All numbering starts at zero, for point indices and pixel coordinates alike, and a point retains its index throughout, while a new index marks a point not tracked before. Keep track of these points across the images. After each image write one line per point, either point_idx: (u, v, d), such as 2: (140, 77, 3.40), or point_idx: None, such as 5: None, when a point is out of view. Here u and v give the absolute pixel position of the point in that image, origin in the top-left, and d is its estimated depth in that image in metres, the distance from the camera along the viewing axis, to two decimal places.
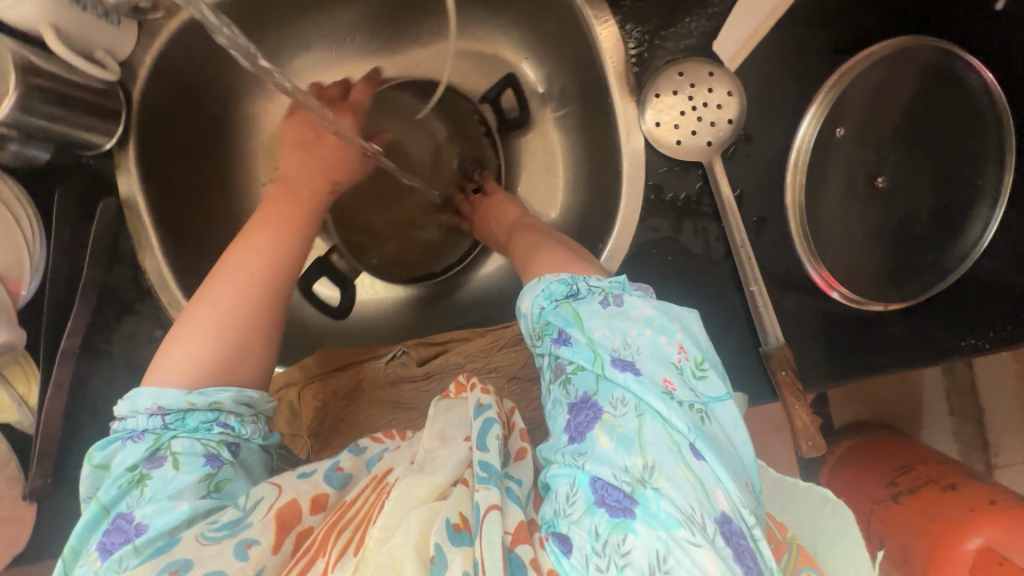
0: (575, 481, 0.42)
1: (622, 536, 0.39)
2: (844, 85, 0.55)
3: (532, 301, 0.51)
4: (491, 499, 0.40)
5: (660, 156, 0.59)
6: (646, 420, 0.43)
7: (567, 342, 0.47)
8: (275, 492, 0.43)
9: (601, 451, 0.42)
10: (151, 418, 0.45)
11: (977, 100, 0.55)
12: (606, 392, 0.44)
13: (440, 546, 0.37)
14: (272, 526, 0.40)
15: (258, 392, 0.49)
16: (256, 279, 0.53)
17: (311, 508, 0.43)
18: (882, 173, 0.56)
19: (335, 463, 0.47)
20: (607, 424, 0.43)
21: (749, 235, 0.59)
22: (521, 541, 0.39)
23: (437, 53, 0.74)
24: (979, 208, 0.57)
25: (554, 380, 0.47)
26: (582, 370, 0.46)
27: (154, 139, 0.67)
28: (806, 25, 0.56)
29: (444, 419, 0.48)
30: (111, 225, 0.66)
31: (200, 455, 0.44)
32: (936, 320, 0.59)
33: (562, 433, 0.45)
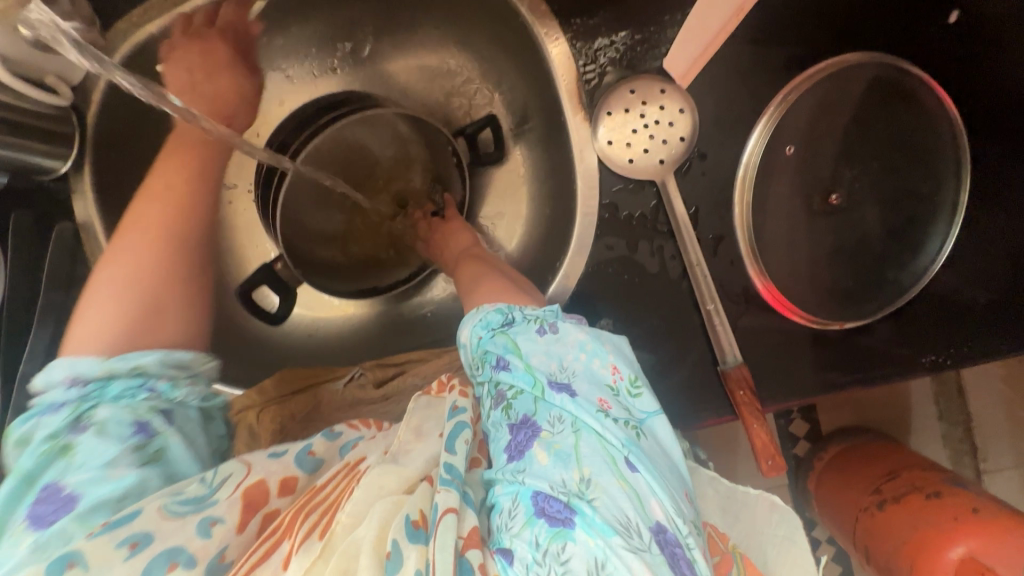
0: (516, 496, 0.38)
1: (563, 545, 0.36)
2: (793, 102, 0.54)
3: (474, 331, 0.48)
4: (448, 503, 0.38)
5: (615, 175, 0.59)
6: (583, 436, 0.40)
7: (507, 366, 0.44)
8: (243, 470, 0.42)
9: (539, 466, 0.39)
10: (69, 390, 0.41)
11: (930, 116, 0.54)
12: (545, 409, 0.42)
13: (398, 541, 0.36)
14: (238, 504, 0.39)
15: (190, 353, 0.47)
16: (147, 245, 0.48)
17: (279, 491, 0.42)
18: (835, 190, 0.56)
19: (308, 447, 0.46)
20: (546, 439, 0.40)
21: (705, 253, 0.58)
22: (472, 546, 0.36)
23: (398, 70, 0.74)
24: (936, 224, 0.56)
25: (492, 407, 0.44)
26: (521, 392, 0.43)
27: (110, 162, 0.67)
28: (760, 40, 0.55)
29: (422, 413, 0.47)
30: (67, 250, 0.65)
31: (126, 423, 0.41)
32: (897, 338, 0.58)
33: (500, 455, 0.41)
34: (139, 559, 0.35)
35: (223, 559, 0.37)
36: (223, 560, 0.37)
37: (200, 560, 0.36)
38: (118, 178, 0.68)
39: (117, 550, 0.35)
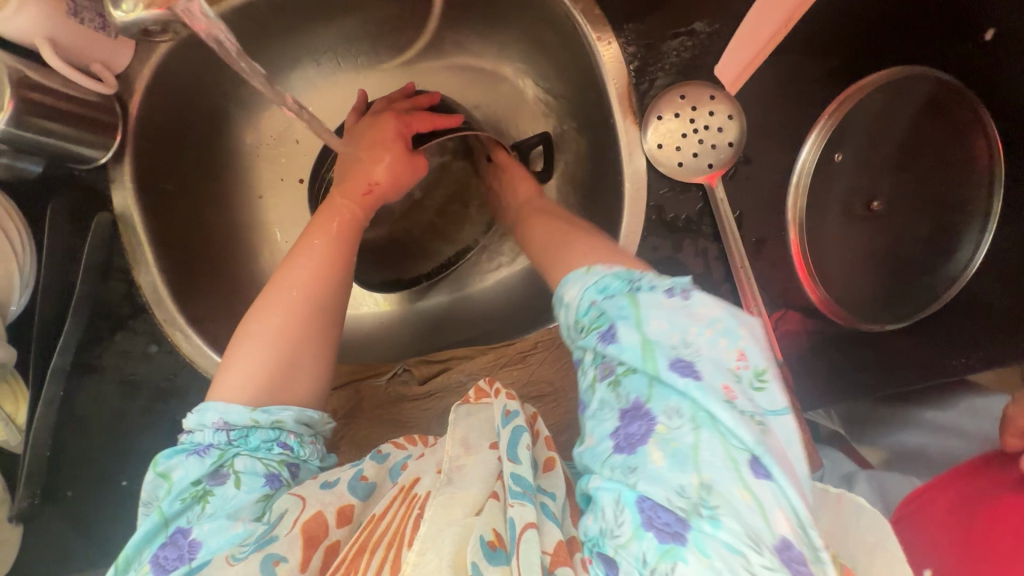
0: (621, 499, 0.36)
1: (672, 565, 0.33)
2: (843, 113, 0.57)
3: (583, 288, 0.45)
4: (526, 517, 0.37)
5: (662, 177, 0.60)
6: (703, 432, 0.36)
7: (618, 340, 0.40)
8: (297, 505, 0.40)
9: (651, 468, 0.36)
10: (217, 433, 0.44)
11: (966, 125, 0.57)
12: (661, 399, 0.38)
13: (477, 563, 0.34)
14: (299, 541, 0.38)
15: (318, 413, 0.49)
16: (319, 265, 0.53)
17: (336, 521, 0.40)
18: (878, 197, 0.58)
19: (358, 471, 0.44)
20: (661, 436, 0.37)
21: (748, 255, 0.60)
22: (562, 562, 0.36)
23: (437, 69, 0.75)
24: (970, 230, 0.59)
25: (600, 380, 0.42)
26: (633, 373, 0.39)
27: (151, 153, 0.66)
28: (808, 51, 0.57)
29: (466, 424, 0.44)
30: (105, 241, 0.64)
31: (259, 475, 0.43)
32: (930, 342, 0.60)
33: (607, 441, 0.39)
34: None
35: None
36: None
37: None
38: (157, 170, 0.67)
39: None
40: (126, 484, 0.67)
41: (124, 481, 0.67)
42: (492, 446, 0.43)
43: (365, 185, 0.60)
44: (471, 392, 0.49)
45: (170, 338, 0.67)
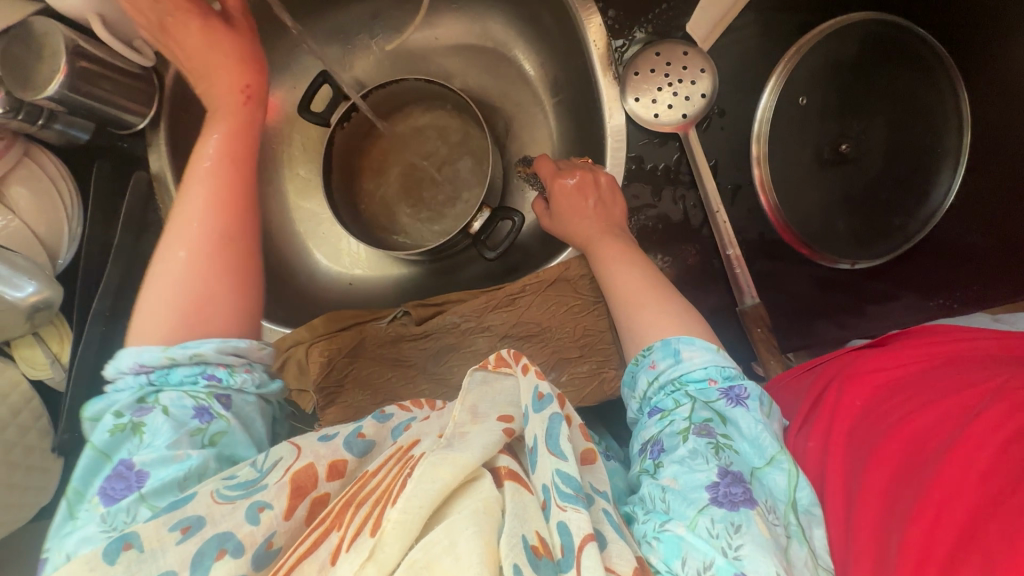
0: (711, 564, 0.35)
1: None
2: (801, 59, 0.60)
3: (708, 358, 0.48)
4: (584, 527, 0.35)
5: (641, 130, 0.64)
6: (794, 540, 0.39)
7: (745, 409, 0.44)
8: (292, 453, 0.41)
9: (758, 533, 0.36)
10: (136, 377, 0.44)
11: (933, 71, 0.59)
12: (763, 483, 0.41)
13: (520, 567, 0.32)
14: (285, 490, 0.38)
15: (245, 342, 0.48)
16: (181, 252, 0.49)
17: (328, 475, 0.40)
18: (846, 140, 0.61)
19: (357, 429, 0.44)
20: (764, 516, 0.38)
21: (725, 202, 0.63)
22: None
23: (439, 48, 0.81)
24: (943, 169, 0.61)
25: (693, 432, 0.44)
26: (738, 450, 0.42)
27: (183, 122, 0.74)
28: (774, 9, 0.61)
29: (478, 391, 0.43)
30: (141, 199, 0.72)
31: (188, 408, 0.44)
32: (903, 282, 0.63)
33: (700, 492, 0.39)
34: (193, 543, 0.34)
35: (270, 547, 0.36)
36: (272, 547, 0.36)
37: (249, 547, 0.35)
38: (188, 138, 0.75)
39: (170, 533, 0.34)
40: None
41: None
42: (499, 419, 0.42)
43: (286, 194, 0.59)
44: (490, 358, 0.46)
45: None
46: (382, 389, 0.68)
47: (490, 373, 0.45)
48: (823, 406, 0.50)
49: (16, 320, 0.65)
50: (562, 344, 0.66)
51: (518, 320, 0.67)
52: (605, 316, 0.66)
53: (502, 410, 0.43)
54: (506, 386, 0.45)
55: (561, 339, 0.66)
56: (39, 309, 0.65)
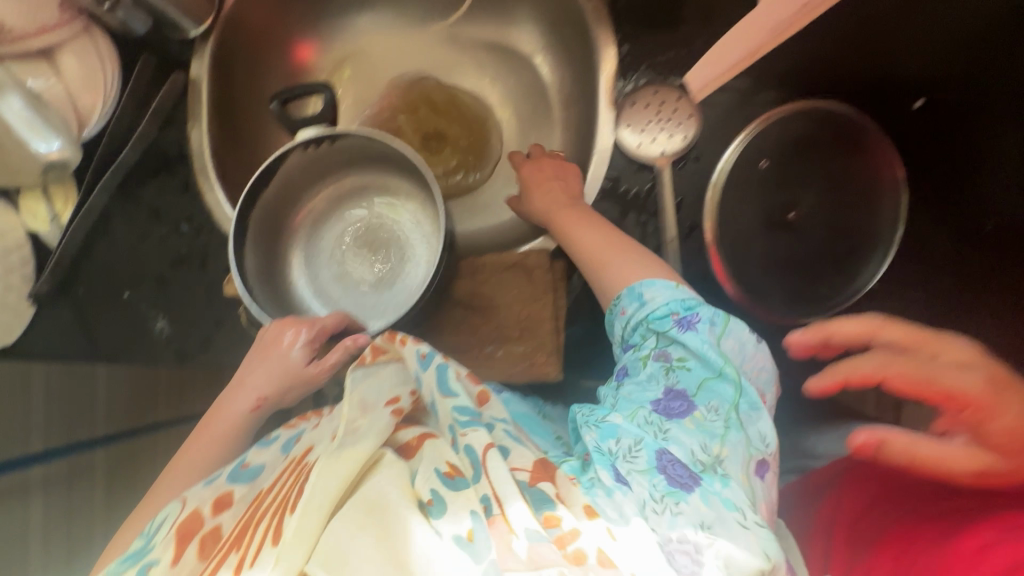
0: (642, 441, 0.51)
1: (677, 501, 0.47)
2: (765, 129, 0.69)
3: (669, 294, 0.59)
4: (483, 442, 0.47)
5: (625, 155, 0.72)
6: (730, 429, 0.52)
7: (694, 332, 0.56)
8: (179, 508, 0.50)
9: (681, 425, 0.53)
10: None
11: (881, 165, 0.68)
12: (706, 391, 0.54)
13: (436, 491, 0.44)
14: (174, 538, 0.46)
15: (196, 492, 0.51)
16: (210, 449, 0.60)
17: (213, 511, 0.48)
18: (795, 208, 0.69)
19: (242, 462, 0.54)
20: (699, 419, 0.53)
21: (678, 236, 0.70)
22: (542, 478, 0.45)
23: (475, 40, 0.89)
24: (874, 254, 0.68)
25: (653, 356, 0.57)
26: (688, 368, 0.56)
27: (230, 41, 0.80)
28: (763, 82, 0.69)
29: (363, 384, 0.52)
30: (174, 97, 0.79)
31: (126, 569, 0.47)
32: (815, 344, 0.69)
33: (645, 403, 0.55)
34: None
35: None
36: None
37: None
38: (232, 56, 0.81)
39: None
40: (128, 297, 0.79)
41: (127, 294, 0.79)
42: (387, 405, 0.51)
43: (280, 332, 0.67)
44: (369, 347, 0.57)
45: (199, 187, 0.79)
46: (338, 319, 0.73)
47: (369, 366, 0.54)
48: (824, 505, 0.66)
49: (33, 171, 0.72)
50: (504, 322, 0.73)
51: (475, 291, 0.73)
52: (549, 307, 0.72)
53: (387, 395, 0.52)
54: (387, 372, 0.55)
55: (505, 318, 0.72)
56: (54, 167, 0.73)
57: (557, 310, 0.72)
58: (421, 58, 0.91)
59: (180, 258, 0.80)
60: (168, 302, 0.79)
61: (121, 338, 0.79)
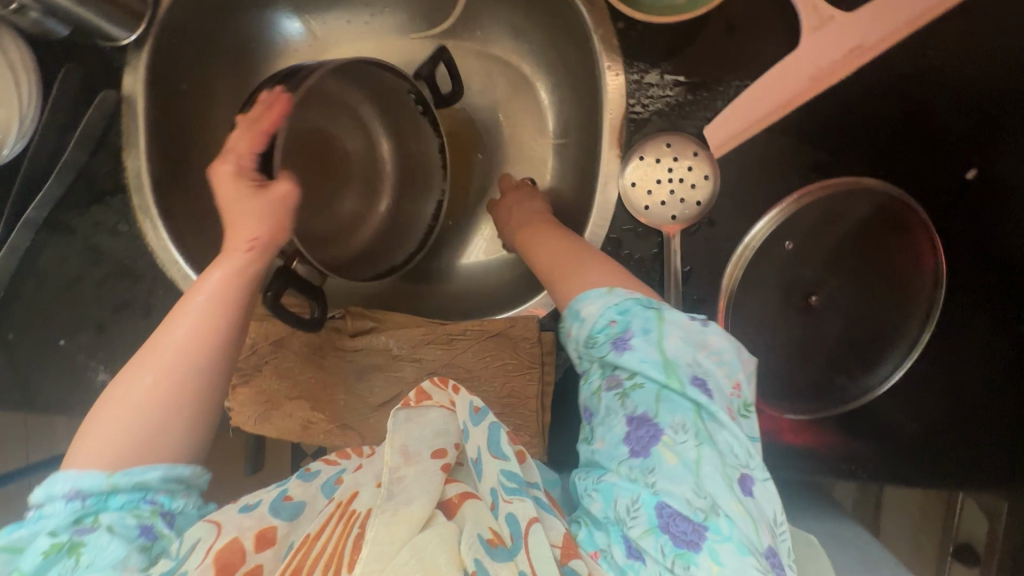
0: (637, 499, 0.43)
1: (685, 565, 0.41)
2: (807, 202, 0.59)
3: (603, 303, 0.50)
4: (528, 513, 0.43)
5: (627, 215, 0.62)
6: (703, 448, 0.44)
7: (631, 350, 0.47)
8: (213, 532, 0.42)
9: (667, 466, 0.43)
10: (69, 502, 0.42)
11: (921, 251, 0.60)
12: (669, 404, 0.45)
13: (479, 560, 0.40)
14: (211, 569, 0.39)
15: (191, 468, 0.46)
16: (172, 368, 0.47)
17: (256, 546, 0.41)
18: (817, 293, 0.60)
19: (284, 492, 0.46)
20: (670, 446, 0.44)
21: (683, 309, 0.61)
22: (573, 557, 0.42)
23: (464, 47, 0.77)
24: (895, 351, 0.62)
25: (607, 390, 0.48)
26: (642, 386, 0.47)
27: (172, 48, 0.68)
28: (793, 138, 0.59)
29: (403, 430, 0.45)
30: (104, 120, 0.67)
31: (131, 528, 0.42)
32: (825, 437, 0.62)
33: (619, 445, 0.46)
34: None
35: None
36: None
37: None
38: (174, 65, 0.69)
39: None
40: (63, 344, 0.70)
41: (62, 341, 0.70)
42: (432, 456, 0.45)
43: (245, 241, 0.53)
44: (411, 394, 0.47)
45: (139, 225, 0.69)
46: (299, 384, 0.66)
47: (412, 411, 0.46)
48: None
49: None
50: (485, 396, 0.65)
51: (452, 360, 0.65)
52: (535, 383, 0.64)
53: (432, 444, 0.46)
54: (431, 417, 0.47)
55: (486, 391, 0.65)
56: None
57: (544, 385, 0.65)
58: (398, 66, 0.78)
59: (122, 303, 0.70)
60: (109, 351, 0.70)
61: (58, 389, 0.71)
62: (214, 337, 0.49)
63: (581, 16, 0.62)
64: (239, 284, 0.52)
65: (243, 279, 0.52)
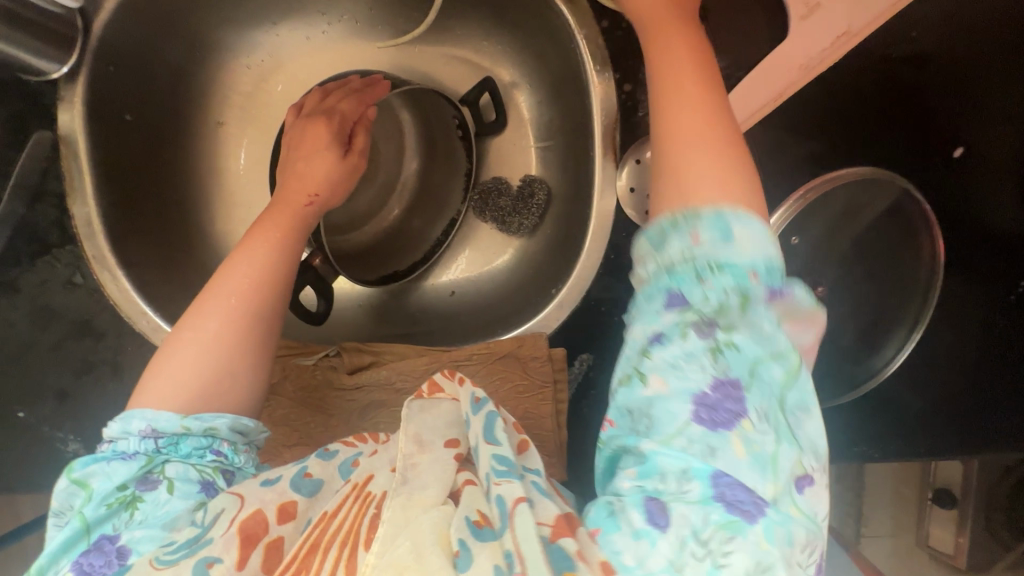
0: (688, 469, 0.34)
1: (730, 537, 0.33)
2: (815, 198, 0.59)
3: (762, 244, 0.37)
4: (515, 494, 0.38)
5: (628, 222, 0.60)
6: (785, 443, 0.35)
7: (767, 306, 0.37)
8: (236, 503, 0.39)
9: (739, 455, 0.34)
10: (144, 441, 0.43)
11: (917, 235, 0.61)
12: (763, 378, 0.36)
13: (465, 540, 0.35)
14: (234, 541, 0.37)
15: (254, 420, 0.48)
16: (213, 337, 0.47)
17: (278, 518, 0.39)
18: (821, 284, 0.61)
19: (303, 469, 0.43)
20: (749, 433, 0.34)
21: None
22: (563, 534, 0.36)
23: (434, 52, 0.73)
24: (897, 332, 0.63)
25: (693, 326, 0.37)
26: (739, 348, 0.36)
27: (111, 77, 0.61)
28: (787, 130, 0.58)
29: (419, 418, 0.44)
30: (39, 165, 0.60)
31: (194, 482, 0.43)
32: (834, 417, 0.66)
33: (685, 403, 0.35)
34: None
35: None
36: None
37: None
38: (117, 96, 0.62)
39: None
40: (23, 417, 0.63)
41: (21, 413, 0.63)
42: (445, 444, 0.43)
43: (306, 195, 0.58)
44: (421, 387, 0.49)
45: (96, 277, 0.62)
46: (299, 430, 0.62)
47: (425, 401, 0.47)
48: None
49: None
50: None
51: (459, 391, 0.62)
52: (548, 403, 0.63)
53: (446, 435, 0.44)
54: (444, 408, 0.46)
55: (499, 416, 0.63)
56: None
57: (558, 404, 0.63)
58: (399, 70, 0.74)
59: (87, 365, 0.63)
60: (80, 417, 0.63)
61: (26, 462, 0.63)
62: (268, 291, 0.51)
63: (561, 16, 0.59)
64: (296, 227, 0.56)
65: (300, 219, 0.57)
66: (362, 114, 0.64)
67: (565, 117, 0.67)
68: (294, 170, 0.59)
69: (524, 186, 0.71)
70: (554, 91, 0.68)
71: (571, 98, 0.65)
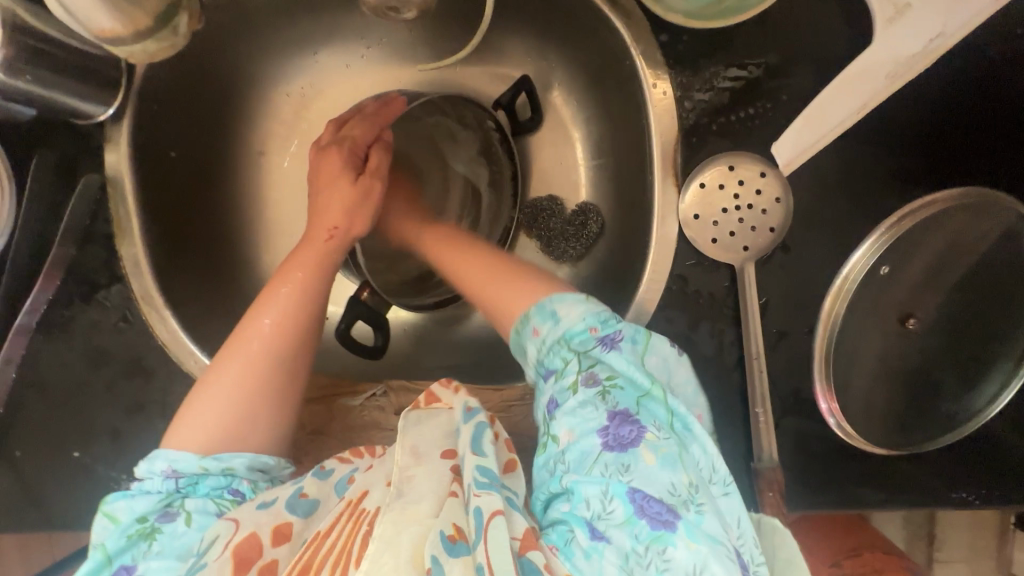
0: (608, 491, 0.37)
1: (664, 546, 0.35)
2: (910, 222, 0.52)
3: (582, 308, 0.44)
4: (494, 505, 0.34)
5: (691, 249, 0.55)
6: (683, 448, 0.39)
7: (619, 351, 0.42)
8: (230, 526, 0.37)
9: (649, 463, 0.37)
10: (166, 480, 0.42)
11: None
12: (649, 409, 0.40)
13: (437, 557, 0.32)
14: (228, 566, 0.34)
15: (274, 457, 0.46)
16: (238, 385, 0.45)
17: (273, 540, 0.36)
18: (915, 314, 0.54)
19: (299, 489, 0.40)
20: (653, 441, 0.38)
21: (766, 346, 0.54)
22: (532, 546, 0.34)
23: (478, 71, 0.70)
24: (1001, 369, 0.56)
25: (585, 386, 0.41)
26: (622, 386, 0.41)
27: (156, 114, 0.60)
28: (871, 144, 0.52)
29: (416, 432, 0.40)
30: (89, 207, 0.59)
31: (212, 515, 0.41)
32: (931, 467, 0.57)
33: (593, 438, 0.39)
34: None
35: None
36: None
37: None
38: (162, 133, 0.62)
39: None
40: (78, 457, 0.60)
41: (76, 453, 0.60)
42: (444, 455, 0.39)
43: (326, 230, 0.55)
44: (421, 396, 0.43)
45: (143, 317, 0.61)
46: None
47: (422, 413, 0.42)
48: None
49: None
50: None
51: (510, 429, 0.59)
52: None
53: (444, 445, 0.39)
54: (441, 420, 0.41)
55: None
56: None
57: None
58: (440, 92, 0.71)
59: (138, 404, 0.61)
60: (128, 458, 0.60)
61: (72, 509, 0.60)
62: (289, 336, 0.48)
63: (616, 31, 0.55)
64: (322, 266, 0.53)
65: (326, 257, 0.54)
66: (376, 136, 0.61)
67: (619, 135, 0.63)
68: (314, 206, 0.57)
69: (577, 214, 0.66)
70: (606, 108, 0.64)
71: (626, 115, 0.60)
